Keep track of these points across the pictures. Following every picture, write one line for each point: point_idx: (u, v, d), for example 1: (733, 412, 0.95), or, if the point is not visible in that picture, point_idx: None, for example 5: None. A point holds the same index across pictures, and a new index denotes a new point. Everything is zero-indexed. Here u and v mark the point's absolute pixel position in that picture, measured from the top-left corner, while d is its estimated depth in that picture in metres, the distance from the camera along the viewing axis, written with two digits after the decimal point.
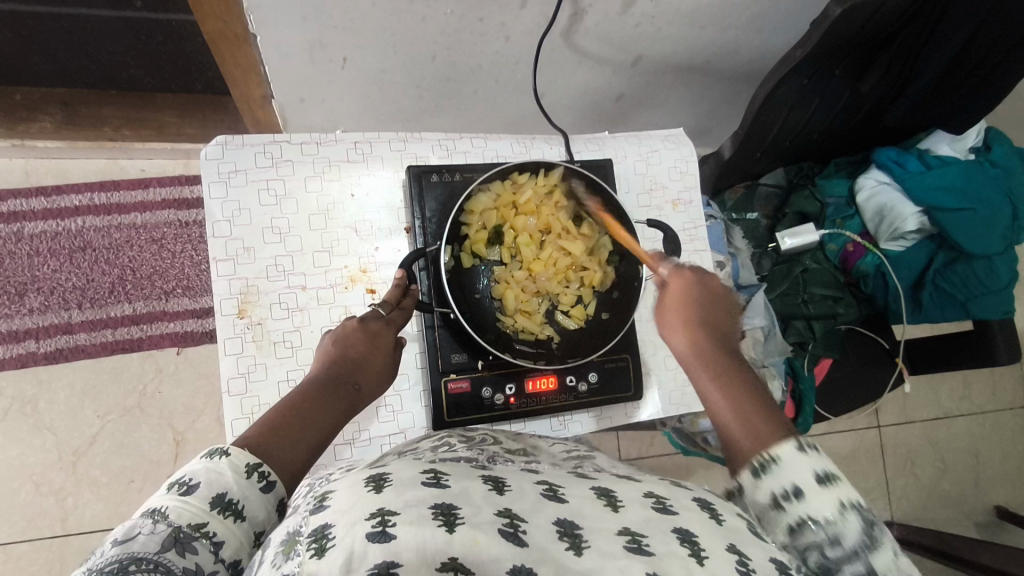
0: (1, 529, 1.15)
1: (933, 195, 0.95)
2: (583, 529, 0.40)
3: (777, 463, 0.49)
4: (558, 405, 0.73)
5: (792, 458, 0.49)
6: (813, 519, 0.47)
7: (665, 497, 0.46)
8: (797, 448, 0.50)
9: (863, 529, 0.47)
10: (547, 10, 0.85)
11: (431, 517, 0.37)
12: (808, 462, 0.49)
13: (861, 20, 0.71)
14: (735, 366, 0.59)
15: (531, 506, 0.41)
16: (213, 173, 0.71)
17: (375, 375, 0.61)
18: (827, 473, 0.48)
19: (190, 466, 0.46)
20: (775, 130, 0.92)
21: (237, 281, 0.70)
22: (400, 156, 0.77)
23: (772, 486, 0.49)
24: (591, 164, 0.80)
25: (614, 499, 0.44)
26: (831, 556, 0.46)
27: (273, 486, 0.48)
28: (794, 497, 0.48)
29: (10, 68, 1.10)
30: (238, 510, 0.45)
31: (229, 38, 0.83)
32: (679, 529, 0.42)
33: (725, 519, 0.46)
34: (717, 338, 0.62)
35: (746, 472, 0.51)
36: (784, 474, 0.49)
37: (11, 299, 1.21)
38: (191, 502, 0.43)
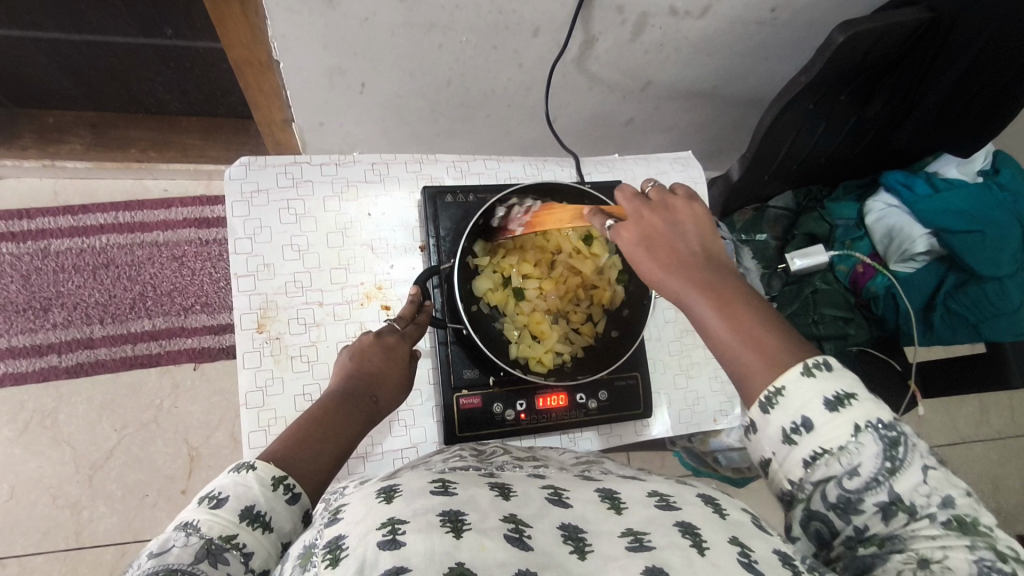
0: (17, 541, 1.17)
1: (941, 217, 0.96)
2: (586, 534, 0.41)
3: (783, 394, 0.46)
4: (567, 421, 0.74)
5: (798, 387, 0.46)
6: (825, 449, 0.45)
7: (668, 495, 0.47)
8: (802, 372, 0.47)
9: (883, 451, 0.44)
10: (558, 37, 0.88)
11: (440, 525, 0.38)
12: (815, 388, 0.46)
13: (866, 47, 0.74)
14: (717, 276, 0.53)
15: (536, 512, 0.42)
16: (236, 193, 0.73)
17: (392, 390, 0.63)
18: (837, 397, 0.45)
19: (220, 480, 0.47)
20: (782, 153, 0.93)
21: (257, 296, 0.73)
22: (416, 177, 0.80)
23: (781, 419, 0.47)
24: (601, 186, 0.82)
25: (618, 501, 0.45)
26: (850, 486, 0.44)
27: (298, 498, 0.49)
28: (803, 429, 0.46)
29: (44, 92, 1.15)
30: (266, 522, 0.46)
31: (254, 64, 0.87)
32: (682, 522, 0.43)
33: (728, 513, 0.47)
34: (688, 252, 0.55)
35: (754, 407, 0.48)
36: (792, 405, 0.46)
37: (35, 314, 1.25)
38: (221, 515, 0.45)
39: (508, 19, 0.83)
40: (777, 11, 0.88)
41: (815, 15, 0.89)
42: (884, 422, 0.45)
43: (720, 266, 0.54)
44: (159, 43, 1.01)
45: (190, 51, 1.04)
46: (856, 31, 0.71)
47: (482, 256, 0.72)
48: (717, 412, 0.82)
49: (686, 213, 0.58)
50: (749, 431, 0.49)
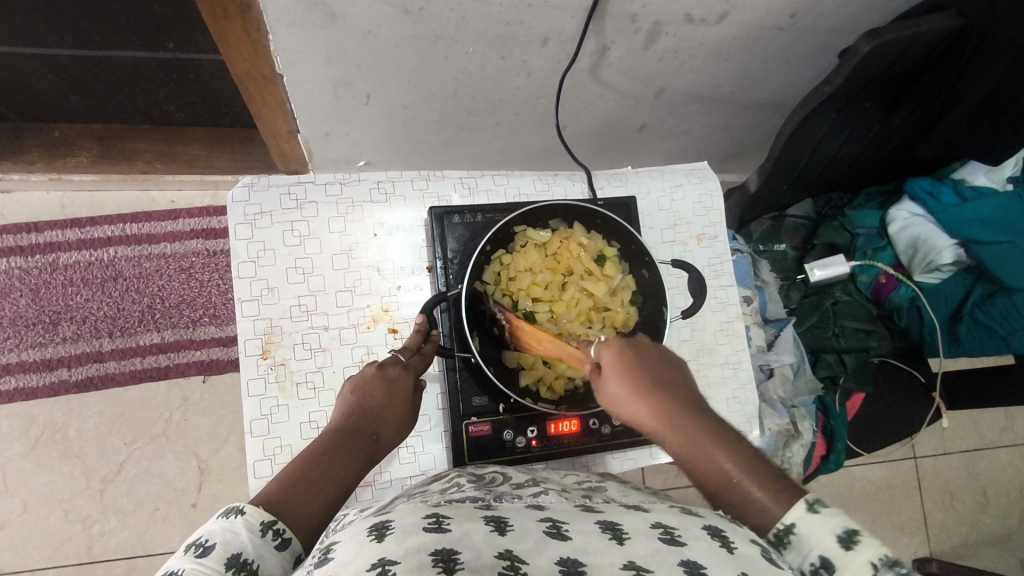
0: (30, 555, 1.17)
1: (968, 229, 0.92)
2: (586, 566, 0.39)
3: (793, 532, 0.47)
4: (580, 447, 0.72)
5: (809, 526, 0.47)
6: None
7: (673, 528, 0.46)
8: (807, 509, 0.48)
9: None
10: (569, 46, 0.85)
11: (431, 565, 0.37)
12: (824, 526, 0.47)
13: (892, 57, 0.70)
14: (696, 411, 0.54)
15: (534, 547, 0.40)
16: (239, 216, 0.72)
17: (395, 427, 0.61)
18: (847, 533, 0.46)
19: (207, 526, 0.46)
20: (802, 163, 0.90)
21: (261, 321, 0.71)
22: (422, 195, 0.77)
23: (797, 559, 0.47)
24: (613, 202, 0.79)
25: (620, 532, 0.44)
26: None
27: (288, 543, 0.48)
28: (823, 570, 0.46)
29: (48, 106, 1.14)
30: (253, 570, 0.45)
31: (256, 78, 0.85)
32: (686, 561, 0.41)
33: (736, 546, 0.44)
34: (669, 385, 0.56)
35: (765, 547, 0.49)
36: (806, 545, 0.47)
37: (44, 328, 1.24)
38: (205, 564, 0.43)
39: (516, 29, 0.80)
40: (797, 17, 0.84)
41: (837, 21, 0.85)
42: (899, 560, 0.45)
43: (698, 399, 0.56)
44: (162, 56, 0.99)
45: (193, 63, 1.01)
46: (881, 42, 0.67)
47: (491, 282, 0.70)
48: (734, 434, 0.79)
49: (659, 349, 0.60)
50: None
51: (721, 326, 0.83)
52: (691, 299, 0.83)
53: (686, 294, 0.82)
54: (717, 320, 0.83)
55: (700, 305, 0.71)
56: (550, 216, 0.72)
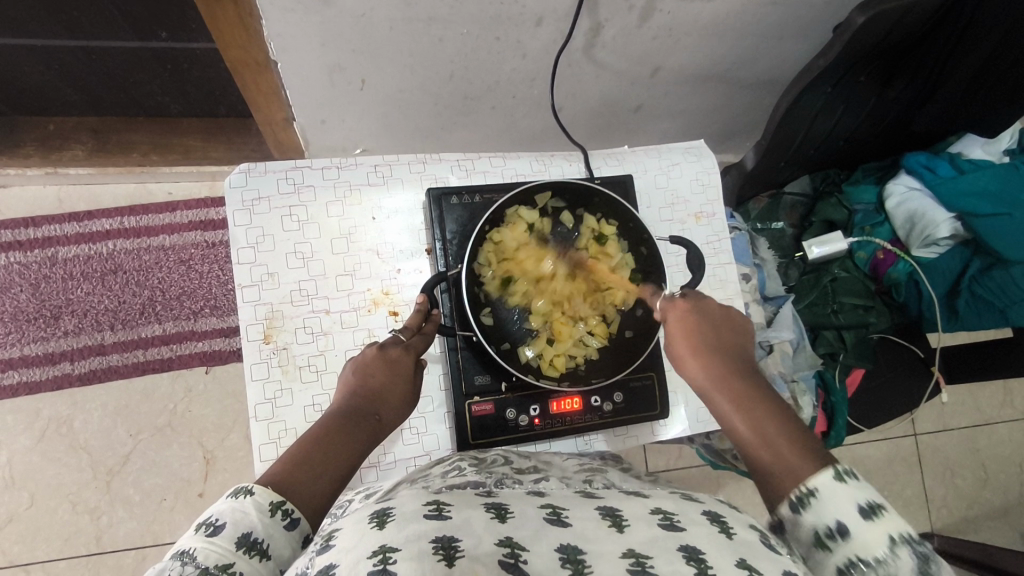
0: (40, 547, 1.18)
1: (966, 201, 0.92)
2: (585, 554, 0.39)
3: (814, 495, 0.49)
4: (582, 425, 0.73)
5: (831, 491, 0.48)
6: (863, 560, 0.46)
7: (673, 513, 0.46)
8: (835, 478, 0.49)
9: (920, 567, 0.44)
10: (563, 26, 0.85)
11: (431, 552, 0.37)
12: (848, 495, 0.48)
13: (887, 28, 0.70)
14: (745, 376, 0.59)
15: (533, 533, 0.41)
16: (236, 201, 0.72)
17: (397, 404, 0.62)
18: (871, 506, 0.47)
19: (217, 506, 0.49)
20: (800, 138, 0.90)
21: (261, 307, 0.71)
22: (420, 178, 0.77)
23: (813, 521, 0.49)
24: (610, 180, 0.79)
25: (619, 518, 0.44)
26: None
27: (297, 523, 0.50)
28: (839, 535, 0.47)
29: (43, 100, 1.13)
30: (263, 549, 0.47)
31: (250, 65, 0.85)
32: (685, 547, 0.41)
33: (735, 532, 0.45)
34: (727, 351, 0.62)
35: (784, 507, 0.51)
36: (824, 510, 0.48)
37: (46, 322, 1.25)
38: (217, 543, 0.46)
39: (510, 9, 0.80)
40: None
41: None
42: (915, 538, 0.46)
43: (750, 369, 0.61)
44: (155, 45, 0.99)
45: (186, 52, 1.01)
46: (876, 12, 0.67)
47: (486, 266, 0.70)
48: None
49: (726, 318, 0.65)
50: (780, 531, 0.52)
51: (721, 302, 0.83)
52: (690, 274, 0.83)
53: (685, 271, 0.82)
54: (716, 296, 0.83)
55: (699, 279, 0.71)
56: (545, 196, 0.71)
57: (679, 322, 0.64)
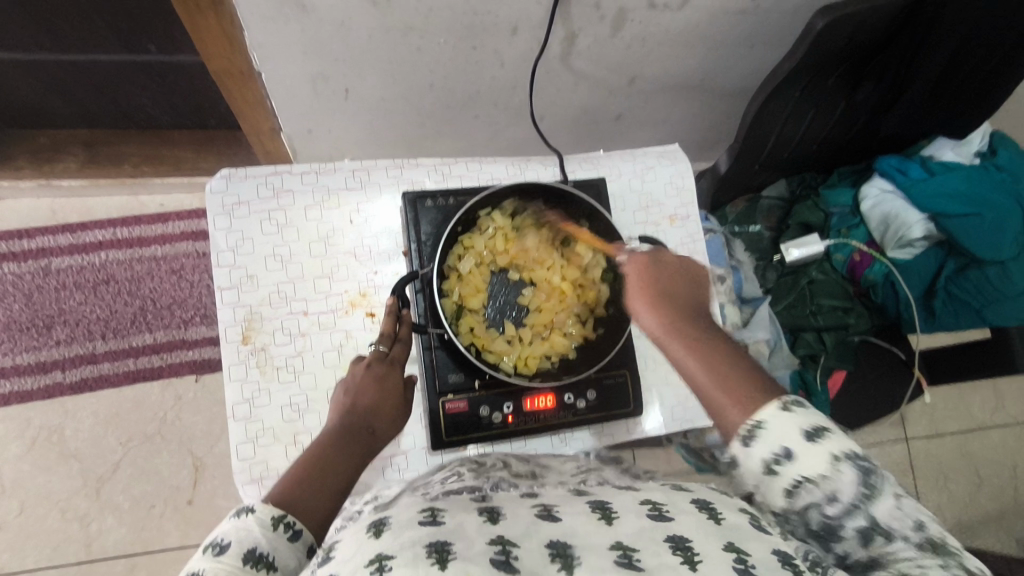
0: (29, 555, 1.19)
1: (936, 202, 0.94)
2: (576, 550, 0.41)
3: (763, 427, 0.51)
4: (555, 422, 0.74)
5: (778, 420, 0.51)
6: (807, 478, 0.49)
7: (661, 503, 0.48)
8: (781, 409, 0.51)
9: (860, 479, 0.48)
10: (539, 35, 0.87)
11: (426, 556, 0.38)
12: (794, 422, 0.50)
13: (848, 32, 0.71)
14: (700, 322, 0.59)
15: (524, 533, 0.42)
16: (217, 206, 0.74)
17: (391, 417, 0.64)
18: (813, 429, 0.50)
19: (222, 527, 0.49)
20: (771, 142, 0.91)
21: (241, 309, 0.73)
22: (397, 182, 0.79)
23: (762, 451, 0.51)
24: (583, 183, 0.81)
25: (609, 511, 0.45)
26: (831, 511, 0.49)
27: (300, 534, 0.51)
28: (785, 460, 0.50)
29: (37, 114, 1.17)
30: (269, 562, 0.47)
31: (234, 75, 0.88)
32: (673, 536, 0.43)
33: (722, 517, 0.47)
34: (682, 297, 0.60)
35: (737, 441, 0.52)
36: (772, 437, 0.51)
37: (39, 331, 1.26)
38: (224, 561, 0.46)
39: (485, 18, 0.83)
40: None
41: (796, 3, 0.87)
42: (857, 453, 0.49)
43: (705, 315, 0.60)
44: (144, 58, 1.01)
45: (175, 64, 1.03)
46: (835, 17, 0.68)
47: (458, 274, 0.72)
48: None
49: (681, 265, 0.63)
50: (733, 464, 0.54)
51: None
52: None
53: None
54: None
55: None
56: (519, 199, 0.73)
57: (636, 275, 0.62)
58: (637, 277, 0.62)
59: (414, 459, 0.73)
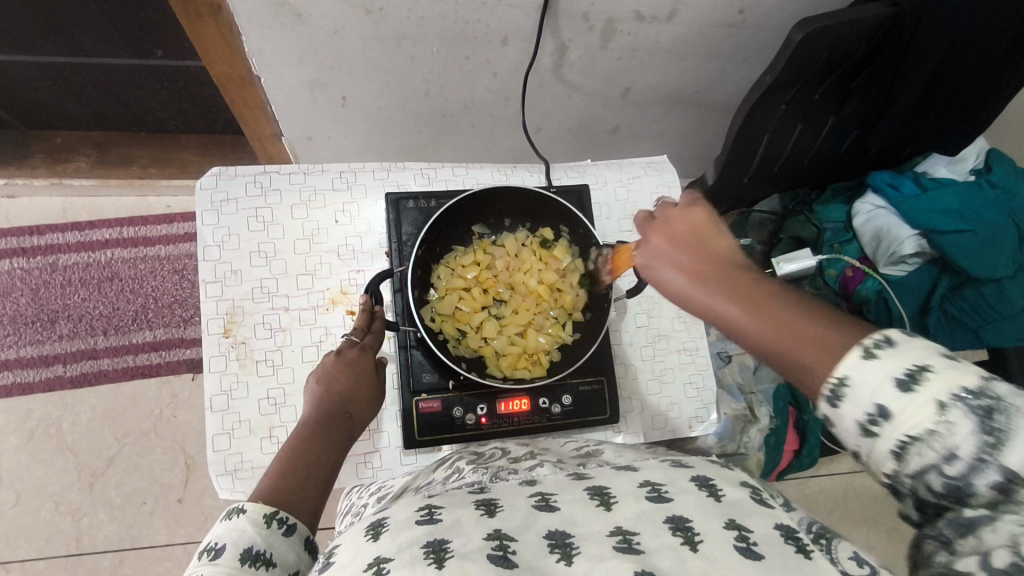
0: (21, 545, 1.20)
1: (928, 218, 0.94)
2: (574, 538, 0.41)
3: (847, 385, 0.39)
4: (529, 426, 0.73)
5: (863, 374, 0.38)
6: (912, 436, 0.37)
7: (660, 484, 0.46)
8: (864, 356, 0.39)
9: (979, 425, 0.35)
10: (529, 46, 0.89)
11: (423, 557, 0.38)
12: (883, 370, 0.38)
13: (827, 45, 0.73)
14: (745, 273, 0.45)
15: (523, 522, 0.42)
16: (206, 202, 0.75)
17: (366, 403, 0.67)
18: (910, 373, 0.37)
19: (214, 532, 0.49)
20: (760, 154, 0.92)
21: (224, 302, 0.74)
22: (382, 185, 0.81)
23: (853, 412, 0.39)
24: (566, 190, 0.82)
25: (607, 497, 0.45)
26: (953, 473, 0.36)
27: (295, 529, 0.52)
28: (881, 420, 0.38)
29: (52, 116, 1.21)
30: (267, 558, 0.48)
31: (235, 80, 0.90)
32: (672, 517, 0.42)
33: (724, 493, 0.45)
34: (710, 253, 0.46)
35: (821, 404, 0.41)
36: (863, 396, 0.38)
37: (43, 326, 1.30)
38: (222, 562, 0.46)
39: (475, 28, 0.85)
40: (746, 13, 0.86)
41: (784, 18, 0.88)
42: (974, 389, 0.36)
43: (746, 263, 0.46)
44: (152, 63, 1.04)
45: (181, 70, 1.06)
46: (813, 29, 0.69)
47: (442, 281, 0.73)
48: (692, 418, 0.80)
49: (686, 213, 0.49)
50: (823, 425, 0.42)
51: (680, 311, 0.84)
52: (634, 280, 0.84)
53: (627, 278, 0.83)
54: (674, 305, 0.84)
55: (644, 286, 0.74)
56: (502, 203, 0.74)
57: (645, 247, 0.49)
58: (648, 253, 0.49)
59: (388, 458, 0.73)
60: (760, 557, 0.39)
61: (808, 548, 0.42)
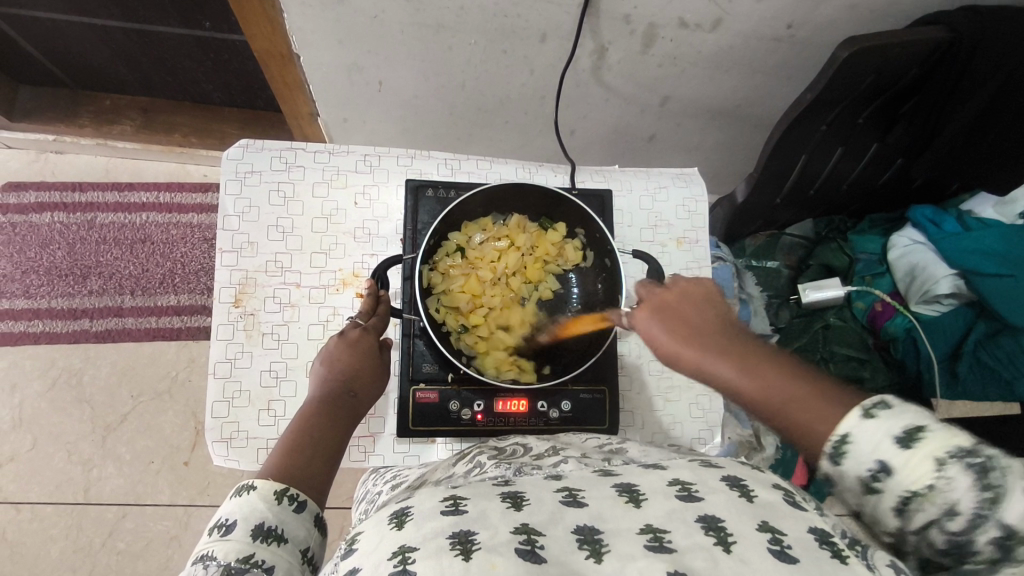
0: (32, 489, 1.24)
1: (969, 258, 0.90)
2: (602, 534, 0.39)
3: (848, 443, 0.42)
4: (525, 428, 0.72)
5: (863, 433, 0.41)
6: (913, 492, 0.40)
7: (691, 483, 0.45)
8: (863, 416, 0.42)
9: (976, 482, 0.38)
10: (568, 44, 0.88)
11: (449, 547, 0.38)
12: (881, 429, 0.41)
13: (872, 68, 0.70)
14: (727, 336, 0.52)
15: (550, 518, 0.41)
16: (230, 172, 0.77)
17: (370, 379, 0.66)
18: (907, 433, 0.40)
19: (225, 508, 0.51)
20: (794, 176, 0.89)
21: (237, 272, 0.75)
22: (405, 171, 0.81)
23: (855, 469, 0.42)
24: (588, 194, 0.80)
25: (636, 494, 0.43)
26: (955, 529, 0.39)
27: (305, 505, 0.53)
28: (882, 476, 0.41)
29: (104, 79, 1.25)
30: (278, 535, 0.50)
31: (275, 56, 0.92)
32: (704, 516, 0.41)
33: (756, 494, 0.44)
34: (701, 323, 0.53)
35: (822, 460, 0.44)
36: (863, 452, 0.41)
37: (75, 280, 1.34)
38: (233, 539, 0.48)
39: (514, 23, 0.84)
40: (795, 28, 0.83)
41: (836, 37, 0.84)
42: (968, 448, 0.38)
43: (732, 327, 0.53)
44: (200, 34, 1.06)
45: (227, 43, 1.08)
46: (858, 49, 0.67)
47: (438, 270, 0.72)
48: (695, 439, 0.78)
49: (689, 285, 0.57)
50: (825, 482, 0.45)
51: None
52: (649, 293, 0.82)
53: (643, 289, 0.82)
54: None
55: None
56: (520, 200, 0.73)
57: (648, 305, 0.56)
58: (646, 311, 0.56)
59: (382, 444, 0.74)
60: (796, 561, 0.37)
61: (845, 553, 0.39)
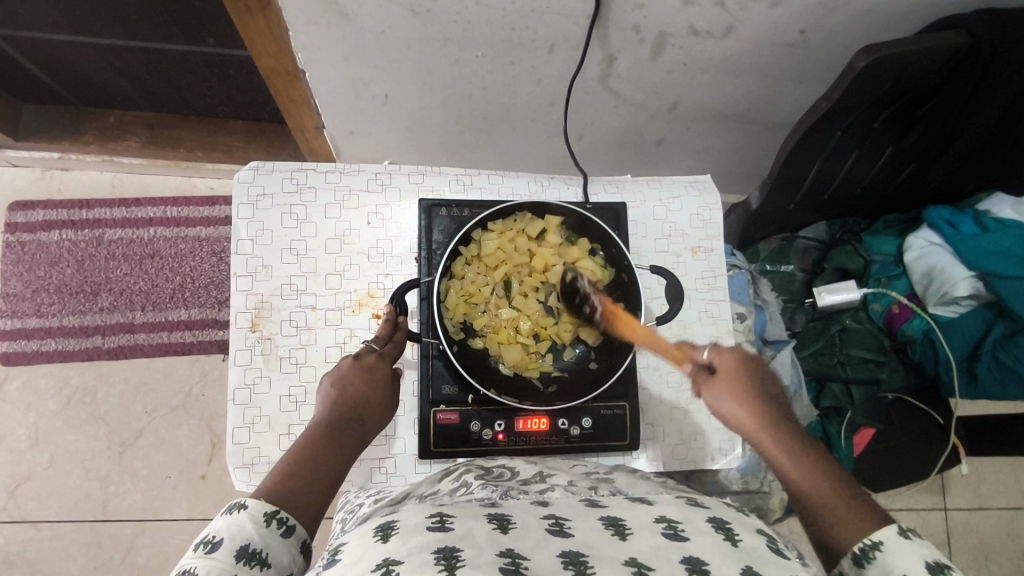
0: (51, 507, 1.25)
1: (988, 262, 0.90)
2: (588, 557, 0.39)
3: (878, 547, 0.50)
4: (547, 446, 0.72)
5: (894, 546, 0.50)
6: None
7: (677, 521, 0.45)
8: (898, 532, 0.51)
9: None
10: (576, 54, 0.87)
11: (434, 563, 0.37)
12: (912, 550, 0.49)
13: (892, 73, 0.69)
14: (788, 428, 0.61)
15: (535, 544, 0.41)
16: (242, 195, 0.76)
17: (379, 408, 0.66)
18: (936, 563, 0.48)
19: (214, 525, 0.50)
20: (809, 181, 0.88)
21: (252, 297, 0.75)
22: (417, 189, 0.80)
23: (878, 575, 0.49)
24: (603, 207, 0.80)
25: (622, 528, 0.43)
26: None
27: (293, 530, 0.53)
28: None
29: (106, 95, 1.24)
30: (263, 559, 0.49)
31: (280, 73, 0.91)
32: (688, 558, 0.40)
33: (741, 538, 0.43)
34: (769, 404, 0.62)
35: (846, 560, 0.52)
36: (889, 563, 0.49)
37: (86, 297, 1.34)
38: (216, 558, 0.47)
39: (522, 35, 0.83)
40: (809, 33, 0.82)
41: (852, 40, 0.83)
42: None
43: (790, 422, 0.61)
44: (203, 50, 1.05)
45: (230, 57, 1.07)
46: (877, 57, 0.66)
47: (457, 280, 0.71)
48: (715, 450, 0.78)
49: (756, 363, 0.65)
50: None
51: (711, 339, 0.81)
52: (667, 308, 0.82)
53: (661, 303, 0.81)
54: (707, 333, 0.82)
55: (677, 311, 0.73)
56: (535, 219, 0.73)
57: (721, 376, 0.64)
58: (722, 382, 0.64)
59: (402, 464, 0.74)
60: None
61: None
